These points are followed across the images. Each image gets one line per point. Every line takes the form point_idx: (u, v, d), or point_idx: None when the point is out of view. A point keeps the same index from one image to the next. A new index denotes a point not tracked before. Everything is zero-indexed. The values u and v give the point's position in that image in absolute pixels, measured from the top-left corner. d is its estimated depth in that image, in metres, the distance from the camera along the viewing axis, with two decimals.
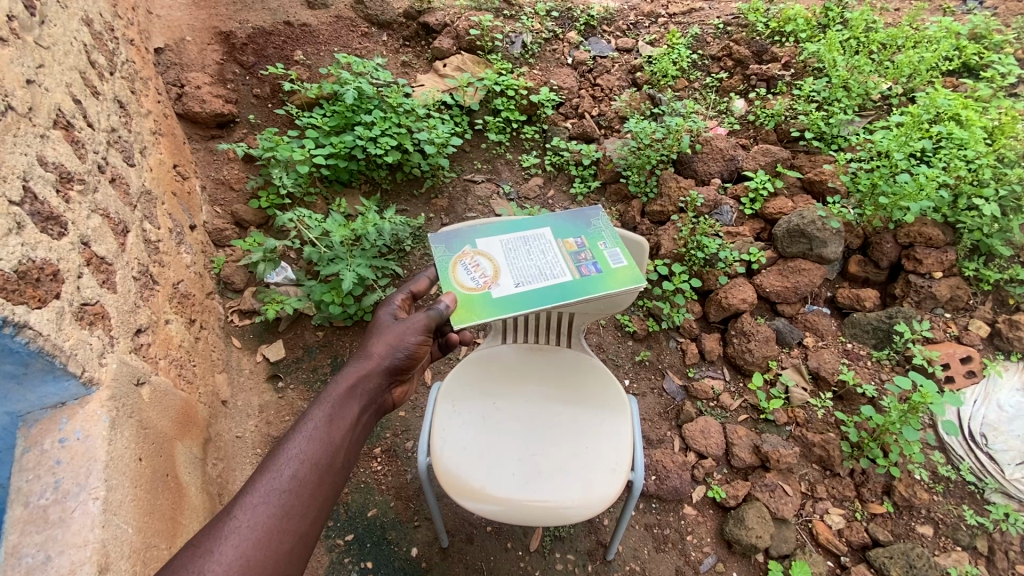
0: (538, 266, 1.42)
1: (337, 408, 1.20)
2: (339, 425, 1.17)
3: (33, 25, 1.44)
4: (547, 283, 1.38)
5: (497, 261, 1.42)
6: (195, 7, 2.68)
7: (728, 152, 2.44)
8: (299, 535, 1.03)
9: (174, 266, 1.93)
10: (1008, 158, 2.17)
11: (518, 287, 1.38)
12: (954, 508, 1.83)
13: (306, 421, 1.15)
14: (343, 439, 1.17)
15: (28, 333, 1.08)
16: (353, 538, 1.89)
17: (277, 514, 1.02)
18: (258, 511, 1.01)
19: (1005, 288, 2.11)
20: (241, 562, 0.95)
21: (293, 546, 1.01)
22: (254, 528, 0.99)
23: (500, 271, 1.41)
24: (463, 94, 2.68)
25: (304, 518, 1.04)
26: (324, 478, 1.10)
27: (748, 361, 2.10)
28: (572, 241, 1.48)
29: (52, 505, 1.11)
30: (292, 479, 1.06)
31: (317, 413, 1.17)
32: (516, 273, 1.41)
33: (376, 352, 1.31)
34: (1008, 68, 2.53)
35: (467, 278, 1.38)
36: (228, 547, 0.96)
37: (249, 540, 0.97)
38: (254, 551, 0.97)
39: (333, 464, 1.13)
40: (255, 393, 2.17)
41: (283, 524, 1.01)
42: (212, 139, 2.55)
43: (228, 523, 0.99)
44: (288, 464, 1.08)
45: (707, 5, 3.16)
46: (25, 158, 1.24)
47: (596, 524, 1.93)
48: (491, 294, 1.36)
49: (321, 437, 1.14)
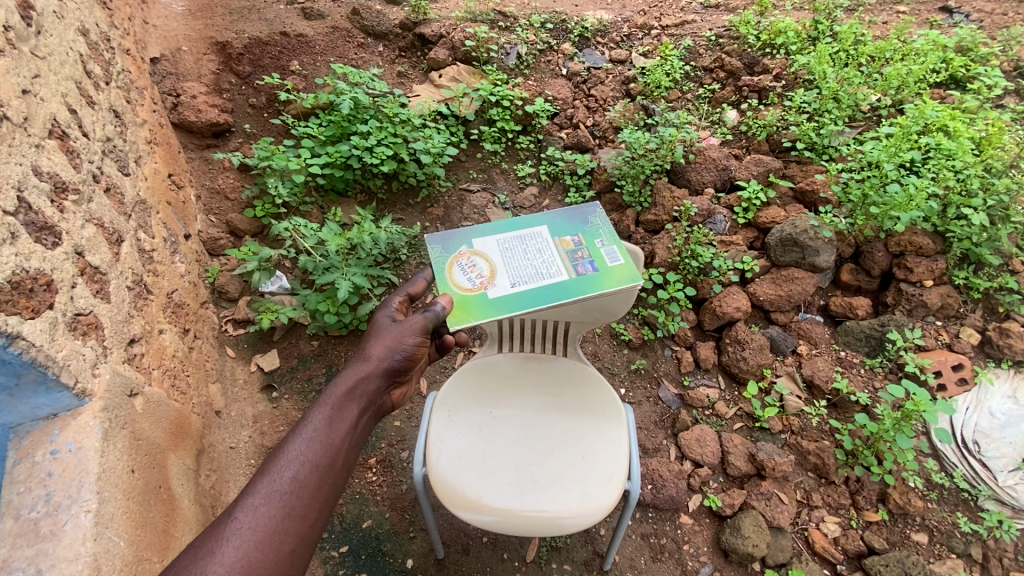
0: (535, 265, 1.43)
1: (337, 409, 1.20)
2: (338, 427, 1.17)
3: (29, 35, 1.44)
4: (543, 283, 1.40)
5: (493, 261, 1.43)
6: (191, 18, 2.73)
7: (721, 162, 2.48)
8: (300, 537, 1.02)
9: (168, 275, 1.93)
10: (995, 169, 2.20)
11: (514, 287, 1.39)
12: (948, 515, 1.84)
13: (306, 423, 1.15)
14: (344, 440, 1.17)
15: (20, 343, 1.08)
16: (347, 550, 1.87)
17: (278, 515, 1.01)
18: (258, 513, 1.00)
19: (995, 297, 2.14)
20: (240, 564, 0.94)
21: (293, 548, 1.00)
22: (254, 529, 0.98)
23: (496, 270, 1.41)
24: (459, 104, 2.71)
25: (305, 520, 1.04)
26: (325, 479, 1.10)
27: (743, 370, 2.11)
28: (569, 239, 1.49)
29: (43, 518, 1.09)
30: (291, 481, 1.06)
31: (317, 414, 1.17)
32: (512, 274, 1.41)
33: (375, 353, 1.31)
34: (993, 80, 2.59)
35: (464, 279, 1.40)
36: (230, 548, 0.95)
37: (249, 542, 0.96)
38: (255, 552, 0.96)
39: (333, 466, 1.12)
40: (248, 404, 2.15)
41: (284, 525, 1.01)
42: (207, 148, 2.54)
43: (228, 525, 0.98)
44: (289, 465, 1.08)
45: (700, 18, 3.21)
46: (20, 168, 1.24)
47: (593, 535, 1.92)
48: (488, 295, 1.38)
49: (321, 438, 1.14)
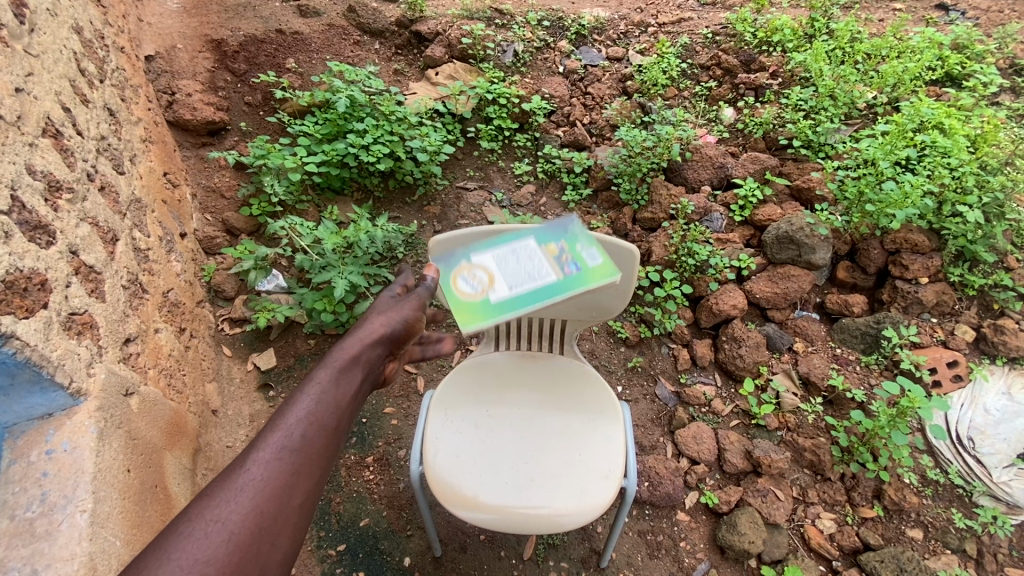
0: (529, 267, 1.42)
1: (349, 366, 1.07)
2: (349, 384, 1.04)
3: (22, 33, 1.43)
4: (541, 281, 1.39)
5: (488, 269, 1.42)
6: (187, 16, 2.71)
7: (717, 160, 2.49)
8: (312, 497, 0.89)
9: (163, 274, 1.92)
10: (990, 166, 2.22)
11: (516, 288, 1.37)
12: (943, 511, 1.85)
13: (312, 380, 1.00)
14: (356, 399, 1.04)
15: (15, 343, 1.07)
16: (345, 549, 1.87)
17: (289, 472, 0.87)
18: (269, 468, 0.86)
19: (989, 293, 2.15)
20: (251, 520, 0.81)
21: (306, 508, 0.87)
22: (263, 487, 0.84)
23: (494, 277, 1.40)
24: (455, 102, 2.71)
25: (318, 479, 0.91)
26: (336, 438, 0.97)
27: (739, 367, 2.11)
28: (553, 239, 1.49)
29: (38, 518, 1.09)
30: (303, 437, 0.92)
31: (326, 370, 1.03)
32: (507, 278, 1.39)
33: (382, 318, 1.19)
34: (989, 78, 2.60)
35: (466, 289, 1.38)
36: (238, 506, 0.81)
37: (260, 499, 0.83)
38: (265, 512, 0.83)
39: (346, 424, 1.00)
40: (244, 403, 2.14)
41: (297, 483, 0.87)
42: (203, 146, 2.53)
43: (235, 481, 0.84)
44: (299, 420, 0.94)
45: (696, 15, 3.21)
46: (13, 166, 1.23)
47: (590, 532, 1.93)
48: (492, 299, 1.35)
49: (332, 395, 1.00)
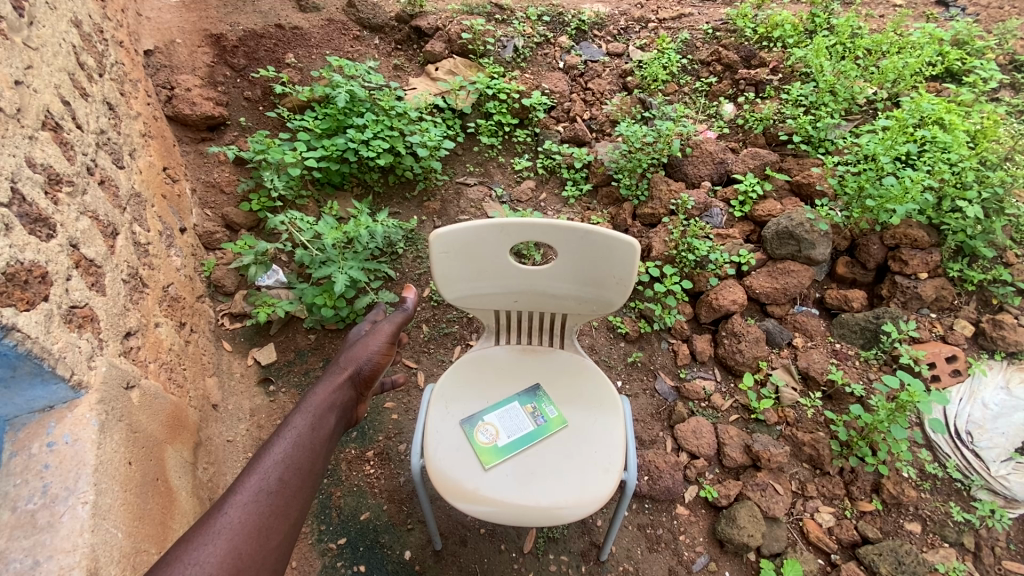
0: (522, 411, 1.56)
1: (318, 417, 1.28)
2: (318, 432, 1.25)
3: (21, 26, 1.43)
4: (535, 421, 1.54)
5: (491, 420, 1.54)
6: (185, 10, 2.68)
7: (717, 155, 2.49)
8: (285, 534, 1.07)
9: (163, 269, 1.91)
10: (990, 161, 2.22)
11: (519, 432, 1.51)
12: (941, 505, 1.85)
13: (289, 428, 1.23)
14: (323, 444, 1.25)
15: (16, 335, 1.07)
16: (345, 542, 1.88)
17: (266, 512, 1.06)
18: (248, 508, 1.04)
19: (989, 288, 2.15)
20: (232, 555, 0.97)
21: (280, 543, 1.05)
22: (244, 524, 1.02)
23: (497, 426, 1.52)
24: (455, 97, 2.70)
25: (290, 518, 1.09)
26: (307, 479, 1.17)
27: (738, 362, 2.12)
28: (532, 385, 1.64)
29: (40, 509, 1.09)
30: (278, 481, 1.12)
31: (299, 420, 1.25)
32: (507, 430, 1.51)
33: (346, 363, 1.44)
34: (989, 73, 2.59)
35: (480, 437, 1.50)
36: (220, 541, 0.98)
37: (239, 535, 1.00)
38: (245, 544, 1.00)
39: (314, 469, 1.19)
40: (245, 397, 2.14)
41: (272, 522, 1.06)
42: (202, 141, 2.53)
43: (218, 519, 1.02)
44: (274, 466, 1.13)
45: (697, 11, 3.20)
46: (13, 160, 1.23)
47: (589, 525, 1.94)
48: (503, 442, 1.49)
49: (303, 442, 1.21)
